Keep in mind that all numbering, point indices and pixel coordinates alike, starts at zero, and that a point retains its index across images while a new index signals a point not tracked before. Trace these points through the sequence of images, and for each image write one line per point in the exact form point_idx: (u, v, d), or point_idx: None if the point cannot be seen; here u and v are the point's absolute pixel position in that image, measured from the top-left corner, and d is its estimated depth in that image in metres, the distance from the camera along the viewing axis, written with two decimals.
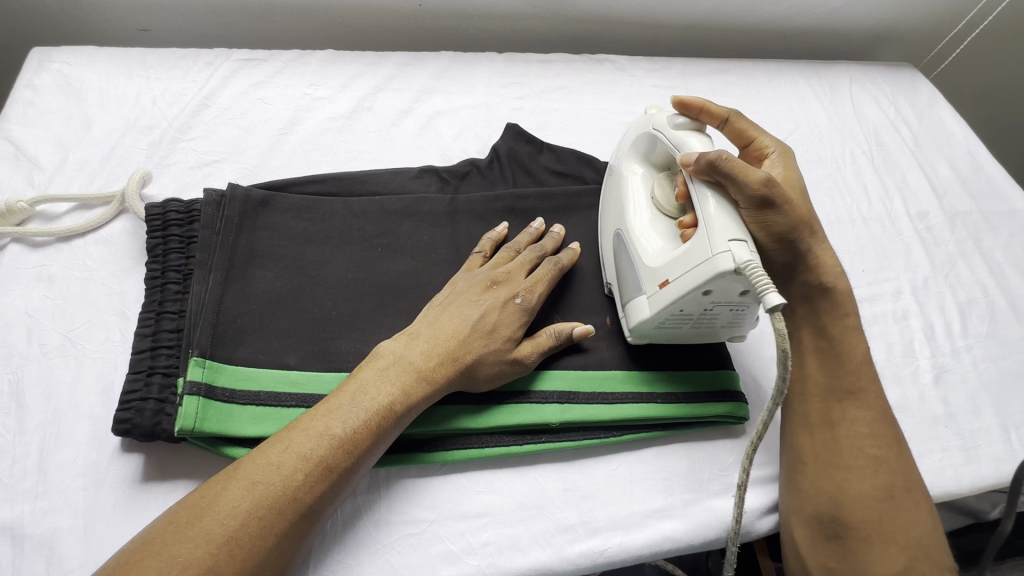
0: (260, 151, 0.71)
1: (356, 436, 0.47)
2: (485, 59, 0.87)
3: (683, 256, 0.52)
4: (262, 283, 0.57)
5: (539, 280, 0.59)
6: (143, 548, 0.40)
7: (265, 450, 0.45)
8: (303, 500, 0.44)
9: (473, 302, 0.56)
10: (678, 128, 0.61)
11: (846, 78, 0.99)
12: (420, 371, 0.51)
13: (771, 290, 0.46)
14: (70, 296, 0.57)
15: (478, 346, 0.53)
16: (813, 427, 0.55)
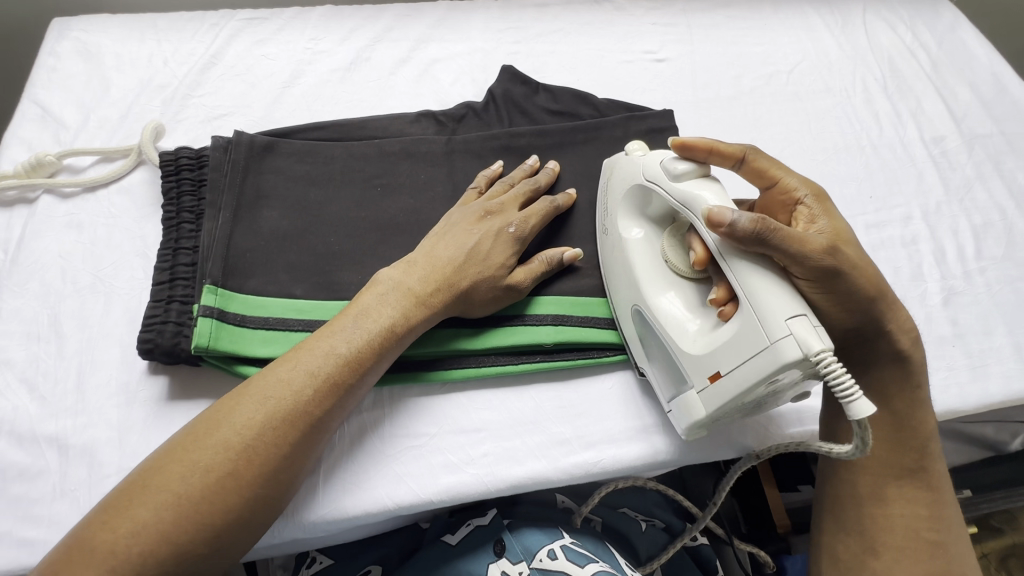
0: (265, 103, 0.74)
1: (360, 355, 0.50)
2: (481, 7, 0.87)
3: (734, 342, 0.46)
4: (269, 222, 0.61)
5: (533, 214, 0.60)
6: (168, 458, 0.44)
7: (274, 368, 0.48)
8: (313, 412, 0.47)
9: (467, 231, 0.57)
10: (677, 179, 0.52)
11: (860, 5, 0.95)
12: (418, 296, 0.53)
13: (857, 398, 0.41)
14: (97, 240, 0.62)
15: (474, 272, 0.55)
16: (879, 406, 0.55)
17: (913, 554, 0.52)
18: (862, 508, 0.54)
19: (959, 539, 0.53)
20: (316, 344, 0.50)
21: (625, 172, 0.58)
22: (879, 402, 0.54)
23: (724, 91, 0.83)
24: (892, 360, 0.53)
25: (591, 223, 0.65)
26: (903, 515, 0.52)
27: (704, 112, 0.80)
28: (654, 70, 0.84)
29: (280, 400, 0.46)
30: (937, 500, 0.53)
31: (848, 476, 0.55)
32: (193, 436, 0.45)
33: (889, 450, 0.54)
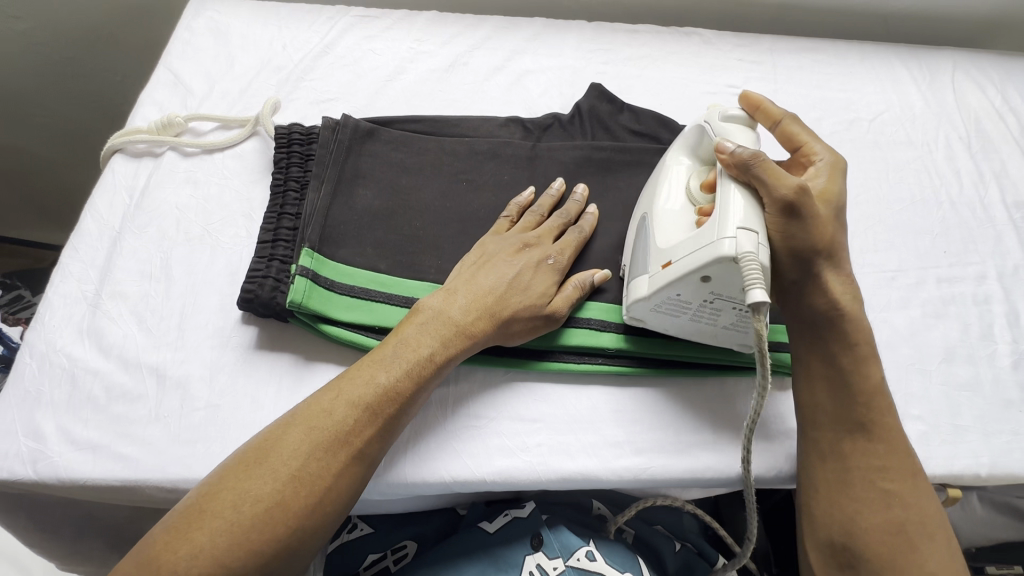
0: (368, 94, 0.80)
1: (416, 371, 0.53)
2: (575, 27, 0.92)
3: (693, 237, 0.52)
4: (364, 200, 0.66)
5: (567, 244, 0.63)
6: (220, 484, 0.46)
7: (319, 399, 0.50)
8: (355, 443, 0.49)
9: (508, 262, 0.59)
10: (728, 121, 0.60)
11: (949, 63, 0.95)
12: (459, 327, 0.55)
13: (758, 289, 0.46)
14: (210, 197, 0.68)
15: (515, 302, 0.57)
16: (823, 374, 0.56)
17: (871, 504, 0.53)
18: (829, 461, 0.55)
19: (920, 490, 0.54)
20: (378, 361, 0.53)
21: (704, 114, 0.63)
22: (825, 361, 0.56)
23: None
24: (829, 321, 0.56)
25: None
26: (861, 467, 0.54)
27: None
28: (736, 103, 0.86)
29: (344, 415, 0.50)
30: (897, 450, 0.54)
31: (813, 432, 0.56)
32: (261, 453, 0.47)
33: (837, 405, 0.55)
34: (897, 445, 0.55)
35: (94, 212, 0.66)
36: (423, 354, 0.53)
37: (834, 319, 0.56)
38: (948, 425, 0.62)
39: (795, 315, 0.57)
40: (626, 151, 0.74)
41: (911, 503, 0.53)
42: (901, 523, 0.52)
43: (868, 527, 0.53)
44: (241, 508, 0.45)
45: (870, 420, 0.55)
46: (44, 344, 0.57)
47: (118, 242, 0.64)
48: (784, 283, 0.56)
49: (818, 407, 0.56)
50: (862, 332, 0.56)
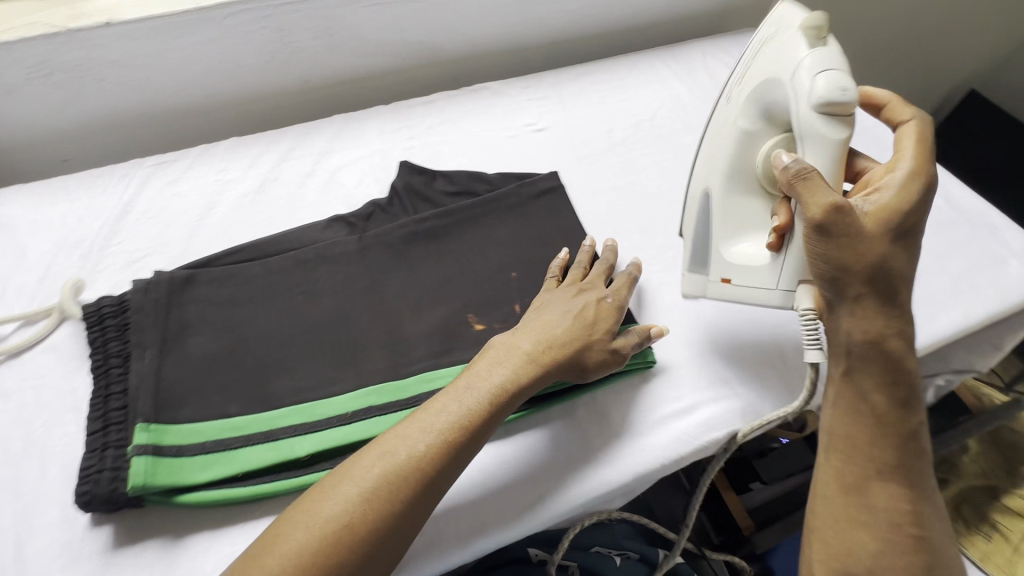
0: (182, 238, 0.78)
1: (443, 438, 0.52)
2: (373, 114, 0.97)
3: (759, 268, 0.61)
4: (197, 349, 0.64)
5: (622, 285, 0.69)
6: None
7: (310, 497, 0.49)
8: (367, 520, 0.48)
9: (565, 308, 0.63)
10: (818, 107, 0.55)
11: (699, 53, 1.11)
12: (501, 386, 0.56)
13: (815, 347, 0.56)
14: (25, 403, 0.62)
15: (557, 354, 0.59)
16: (866, 411, 0.54)
17: (894, 546, 0.53)
18: (858, 499, 0.54)
19: (938, 534, 0.54)
20: (307, 510, 0.48)
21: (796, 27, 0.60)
22: (857, 398, 0.55)
23: (599, 145, 0.93)
24: (876, 352, 0.54)
25: (497, 289, 0.73)
26: (887, 510, 0.53)
27: (586, 164, 0.90)
28: (535, 138, 0.94)
29: (353, 500, 0.48)
30: (918, 496, 0.54)
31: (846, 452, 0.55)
32: (248, 562, 0.46)
33: (876, 446, 0.54)
34: (925, 486, 0.55)
35: None
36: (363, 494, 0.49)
37: (882, 353, 0.54)
38: (787, 358, 0.69)
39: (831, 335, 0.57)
40: (445, 216, 0.79)
41: (934, 549, 0.53)
42: (922, 567, 0.52)
43: (892, 569, 0.52)
44: None
45: (910, 463, 0.54)
46: None
47: None
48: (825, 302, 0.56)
49: (852, 442, 0.55)
50: (907, 382, 0.54)
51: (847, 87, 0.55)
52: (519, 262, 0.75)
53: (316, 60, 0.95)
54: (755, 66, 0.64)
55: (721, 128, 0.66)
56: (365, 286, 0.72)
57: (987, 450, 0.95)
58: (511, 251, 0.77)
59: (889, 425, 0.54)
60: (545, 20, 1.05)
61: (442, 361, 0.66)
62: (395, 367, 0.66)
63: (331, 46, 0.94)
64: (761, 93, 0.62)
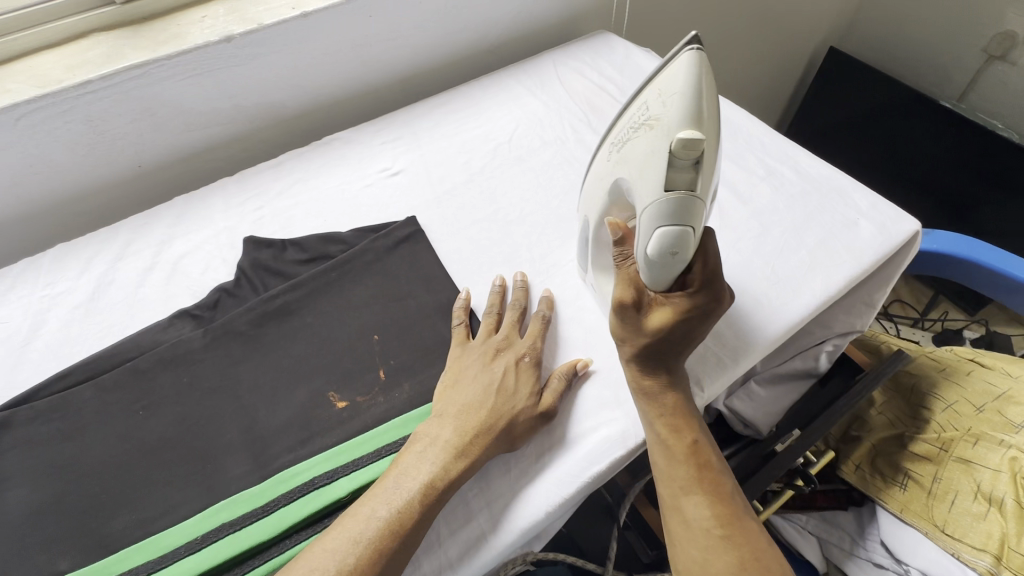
0: (5, 371, 0.70)
1: (408, 509, 0.53)
2: (218, 188, 0.91)
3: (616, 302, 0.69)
4: (17, 502, 0.57)
5: (534, 335, 0.69)
6: None
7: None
8: None
9: (488, 371, 0.64)
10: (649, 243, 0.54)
11: (551, 64, 1.11)
12: (456, 450, 0.57)
13: None
14: None
15: (507, 415, 0.60)
16: (660, 442, 0.60)
17: (715, 550, 0.55)
18: (675, 517, 0.58)
19: (749, 524, 0.58)
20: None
21: (665, 139, 0.51)
22: (648, 431, 0.61)
23: (458, 178, 0.91)
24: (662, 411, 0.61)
25: (358, 358, 0.68)
26: (696, 521, 0.57)
27: (447, 202, 0.87)
28: (393, 183, 0.91)
29: None
30: (721, 497, 0.58)
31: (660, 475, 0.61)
32: None
33: (673, 464, 0.59)
34: (723, 484, 0.60)
35: None
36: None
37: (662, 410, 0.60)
38: None
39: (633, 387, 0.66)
40: (296, 289, 0.74)
41: (751, 541, 0.56)
42: (740, 564, 0.54)
43: None
44: None
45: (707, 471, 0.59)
46: None
47: None
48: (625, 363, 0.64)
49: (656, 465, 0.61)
50: (682, 410, 0.61)
51: (677, 251, 0.53)
52: (380, 323, 0.72)
53: (142, 143, 0.89)
54: (626, 153, 0.58)
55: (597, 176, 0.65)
56: (213, 385, 0.66)
57: (893, 400, 0.99)
58: (370, 312, 0.72)
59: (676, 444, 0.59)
60: (388, 59, 1.02)
61: (303, 453, 0.61)
62: (251, 472, 0.60)
63: (156, 127, 0.88)
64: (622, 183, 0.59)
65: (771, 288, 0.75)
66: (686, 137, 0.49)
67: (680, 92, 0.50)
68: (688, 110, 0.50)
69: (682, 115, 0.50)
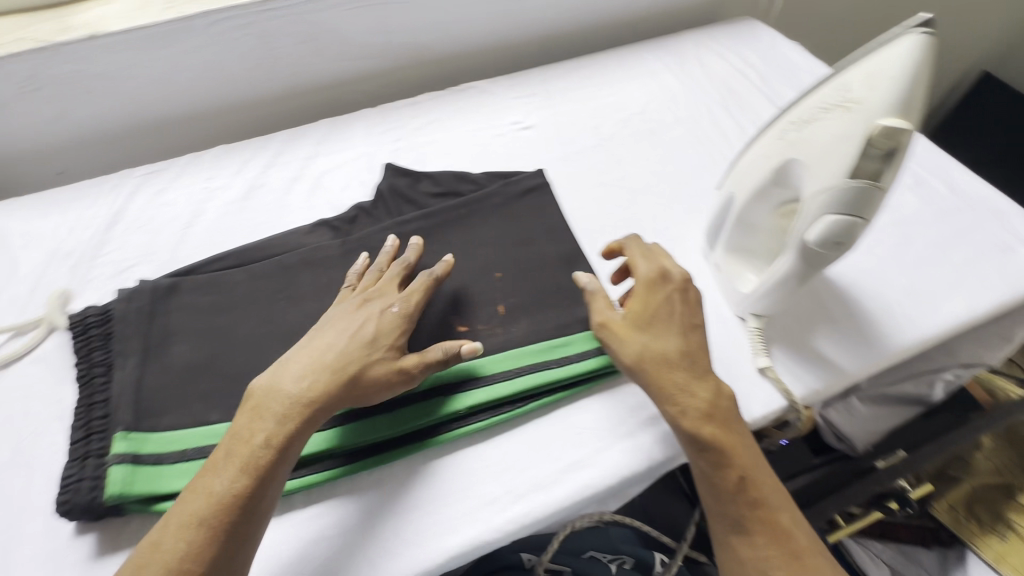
0: (169, 247, 0.79)
1: (234, 453, 0.52)
2: (361, 116, 0.96)
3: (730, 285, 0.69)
4: (179, 357, 0.64)
5: (413, 290, 0.65)
6: None
7: (193, 486, 0.51)
8: (178, 540, 0.47)
9: (351, 319, 0.61)
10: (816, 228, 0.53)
11: (692, 43, 1.08)
12: (252, 405, 0.54)
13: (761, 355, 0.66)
14: (15, 414, 0.63)
15: (362, 356, 0.58)
16: (707, 473, 0.56)
17: None
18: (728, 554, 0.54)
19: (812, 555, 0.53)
20: (193, 494, 0.50)
21: (865, 120, 0.50)
22: (694, 459, 0.57)
23: (587, 141, 0.92)
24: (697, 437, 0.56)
25: (480, 290, 0.72)
26: (752, 559, 0.53)
27: (575, 162, 0.88)
28: (523, 137, 0.93)
29: (170, 533, 0.48)
30: (778, 532, 0.53)
31: (709, 506, 0.56)
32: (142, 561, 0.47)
33: (724, 498, 0.55)
34: (781, 514, 0.54)
35: None
36: (219, 498, 0.49)
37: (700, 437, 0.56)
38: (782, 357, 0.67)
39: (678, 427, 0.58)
40: (429, 218, 0.78)
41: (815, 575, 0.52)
42: None
43: None
44: None
45: (756, 494, 0.54)
46: None
47: None
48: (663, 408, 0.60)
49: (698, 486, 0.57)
50: (727, 439, 0.56)
51: (839, 240, 0.53)
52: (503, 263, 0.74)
53: (302, 65, 0.95)
54: (808, 132, 0.55)
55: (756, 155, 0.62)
56: None
57: (1001, 447, 0.93)
58: (495, 251, 0.75)
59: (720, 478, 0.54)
60: (532, 16, 1.03)
61: None
62: None
63: (316, 51, 0.94)
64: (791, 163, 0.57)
65: (907, 299, 0.71)
66: (890, 124, 0.48)
67: (895, 76, 0.49)
68: (899, 95, 0.49)
69: (893, 99, 0.49)
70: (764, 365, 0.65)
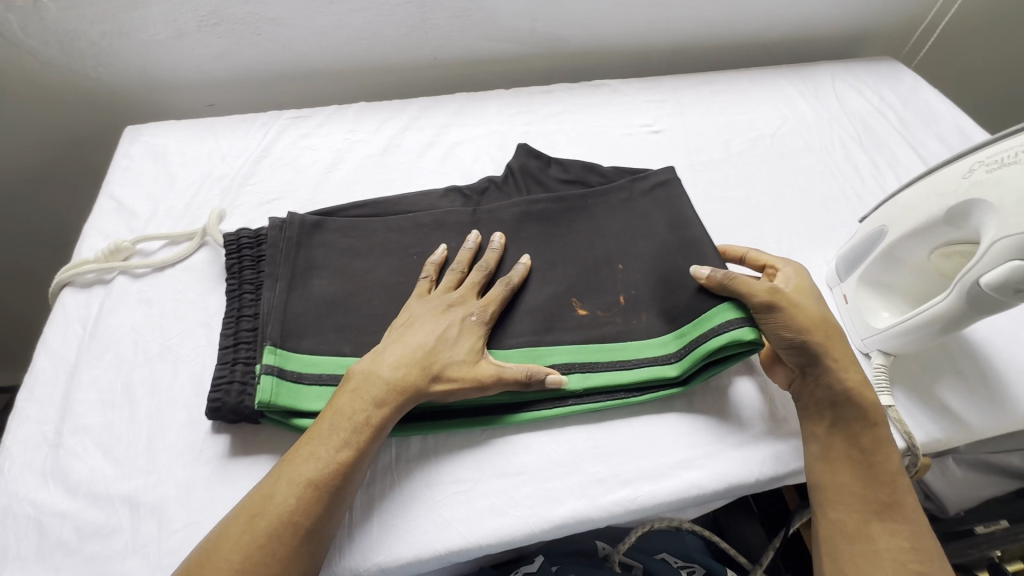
0: (310, 188, 0.84)
1: (348, 432, 0.52)
2: (495, 96, 1.00)
3: (861, 316, 0.68)
4: (319, 289, 0.68)
5: (491, 301, 0.64)
6: (214, 544, 0.47)
7: (298, 451, 0.51)
8: (283, 503, 0.48)
9: (435, 322, 0.61)
10: (1000, 272, 0.54)
11: (829, 74, 1.07)
12: (353, 387, 0.55)
13: (884, 393, 0.64)
14: (165, 314, 0.69)
15: (446, 357, 0.58)
16: (846, 456, 0.59)
17: None
18: (858, 542, 0.56)
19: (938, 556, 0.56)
20: (301, 459, 0.51)
21: None
22: (839, 441, 0.59)
23: (716, 154, 0.92)
24: (845, 404, 0.60)
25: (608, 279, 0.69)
26: (890, 549, 0.55)
27: (702, 172, 0.89)
28: (651, 140, 0.94)
29: (286, 495, 0.49)
30: (912, 524, 0.56)
31: (841, 492, 0.58)
32: (251, 517, 0.48)
33: (863, 486, 0.57)
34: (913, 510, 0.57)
35: (47, 349, 0.65)
36: (326, 465, 0.51)
37: (847, 409, 0.59)
38: (903, 400, 0.66)
39: (828, 386, 0.60)
40: (557, 201, 0.75)
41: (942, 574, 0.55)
42: None
43: None
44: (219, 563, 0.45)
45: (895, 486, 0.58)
46: (6, 496, 0.55)
47: (76, 375, 0.63)
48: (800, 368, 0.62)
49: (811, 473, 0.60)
50: (872, 422, 0.59)
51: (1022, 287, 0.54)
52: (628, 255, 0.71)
53: (449, 39, 0.99)
54: (1000, 176, 0.55)
55: (925, 191, 0.62)
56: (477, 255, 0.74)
57: None
58: (625, 244, 0.72)
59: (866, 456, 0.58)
60: (673, 25, 1.04)
61: (545, 339, 0.65)
62: None
63: (466, 27, 0.97)
64: (972, 204, 0.58)
65: None
66: None
67: None
68: None
69: None
70: (887, 404, 0.64)
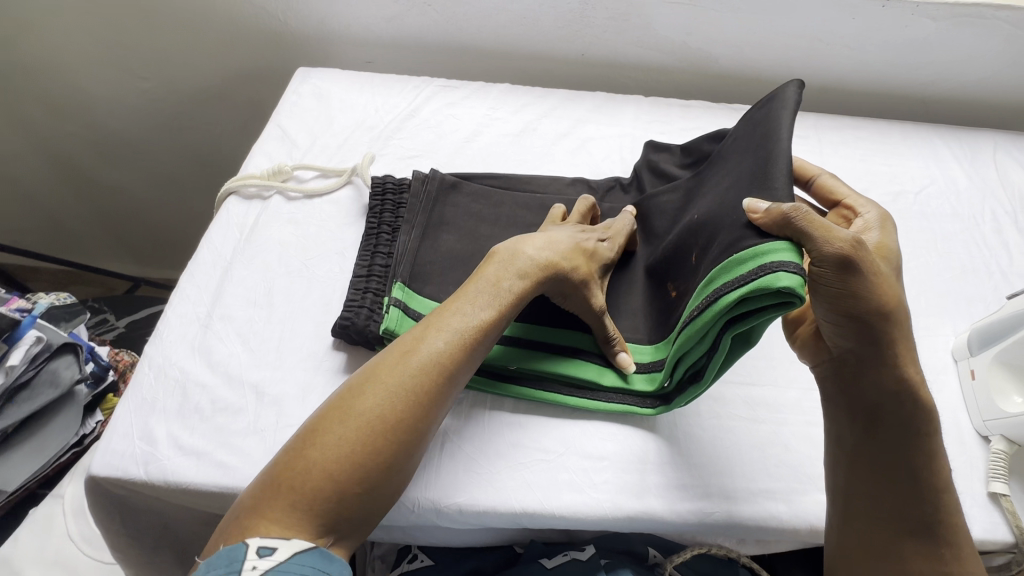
0: (449, 153, 0.89)
1: (495, 298, 0.56)
2: (634, 100, 1.01)
3: (988, 395, 0.65)
4: (446, 243, 0.72)
5: (617, 233, 0.67)
6: (366, 376, 0.52)
7: (443, 309, 0.56)
8: (431, 346, 0.53)
9: (572, 234, 0.64)
10: None
11: (991, 143, 1.00)
12: (501, 259, 0.59)
13: (996, 480, 0.61)
14: (309, 236, 0.76)
15: (581, 262, 0.61)
16: (886, 471, 0.56)
17: None
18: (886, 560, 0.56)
19: None
20: (448, 315, 0.55)
21: None
22: (882, 451, 0.57)
23: None
24: (897, 402, 0.56)
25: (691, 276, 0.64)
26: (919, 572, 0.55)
27: None
28: None
29: (433, 343, 0.53)
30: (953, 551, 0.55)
31: (875, 507, 0.56)
32: (401, 358, 0.52)
33: (900, 503, 0.56)
34: (957, 537, 0.55)
35: (209, 243, 0.74)
36: (471, 324, 0.55)
37: (906, 411, 0.56)
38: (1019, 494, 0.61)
39: (878, 384, 0.56)
40: (676, 189, 0.69)
41: None
42: None
43: None
44: (373, 390, 0.50)
45: (942, 512, 0.55)
46: (161, 357, 0.64)
47: (229, 271, 0.71)
48: (845, 354, 0.57)
49: (833, 481, 0.59)
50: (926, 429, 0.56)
51: None
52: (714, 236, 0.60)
53: (602, 39, 1.01)
54: None
55: None
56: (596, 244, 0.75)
57: None
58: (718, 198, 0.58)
59: (912, 471, 0.55)
60: (830, 61, 1.01)
61: (647, 338, 0.65)
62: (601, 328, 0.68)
63: (620, 30, 1.00)
64: None
65: None
66: None
67: None
68: None
69: None
70: (1000, 492, 0.60)
